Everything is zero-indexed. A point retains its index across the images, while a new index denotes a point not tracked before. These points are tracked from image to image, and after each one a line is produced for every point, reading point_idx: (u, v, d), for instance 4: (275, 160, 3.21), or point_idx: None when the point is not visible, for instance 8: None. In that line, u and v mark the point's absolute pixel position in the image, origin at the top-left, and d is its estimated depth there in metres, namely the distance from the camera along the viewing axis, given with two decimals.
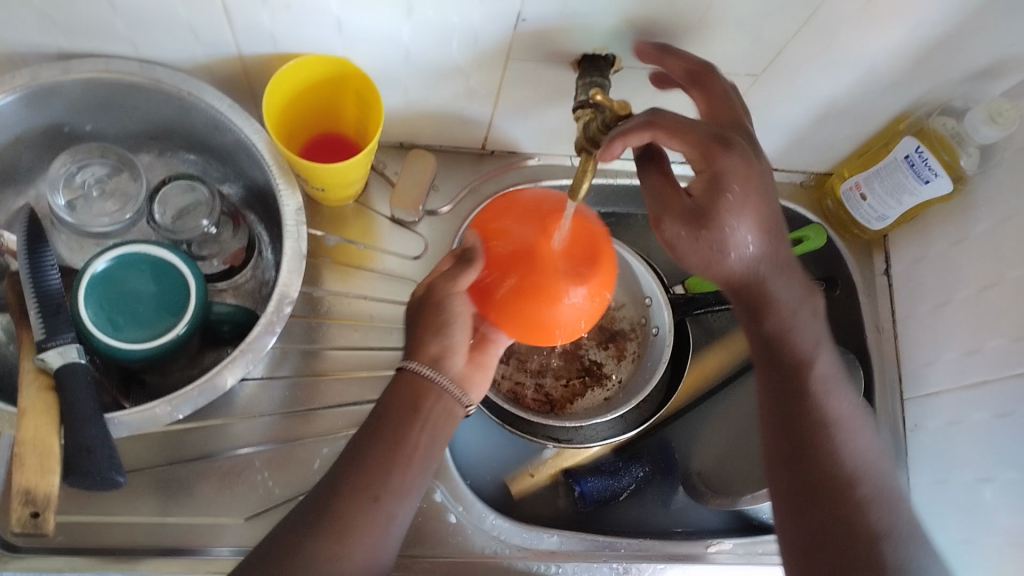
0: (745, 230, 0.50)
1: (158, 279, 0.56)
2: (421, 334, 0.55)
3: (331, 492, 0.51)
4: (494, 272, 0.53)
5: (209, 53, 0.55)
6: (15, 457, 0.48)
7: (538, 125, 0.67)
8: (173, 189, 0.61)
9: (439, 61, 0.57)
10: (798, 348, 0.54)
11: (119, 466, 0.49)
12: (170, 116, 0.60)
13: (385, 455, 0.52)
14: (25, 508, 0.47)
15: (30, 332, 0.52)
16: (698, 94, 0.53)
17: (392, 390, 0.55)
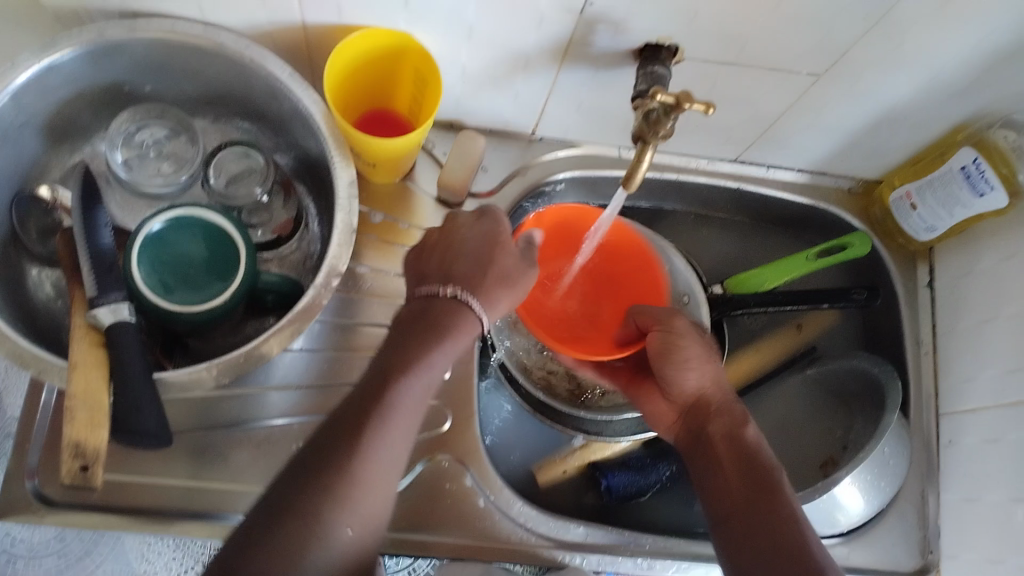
0: (693, 360, 0.63)
1: (210, 243, 0.56)
2: (490, 284, 0.53)
3: (319, 475, 0.45)
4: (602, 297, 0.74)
5: (275, 21, 0.56)
6: (66, 410, 0.48)
7: (591, 114, 0.67)
8: (229, 155, 0.61)
9: (499, 43, 0.57)
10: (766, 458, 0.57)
11: (165, 426, 0.50)
12: (228, 82, 0.60)
13: (384, 414, 0.47)
14: (75, 460, 0.48)
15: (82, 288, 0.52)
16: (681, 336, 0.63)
17: (434, 329, 0.50)
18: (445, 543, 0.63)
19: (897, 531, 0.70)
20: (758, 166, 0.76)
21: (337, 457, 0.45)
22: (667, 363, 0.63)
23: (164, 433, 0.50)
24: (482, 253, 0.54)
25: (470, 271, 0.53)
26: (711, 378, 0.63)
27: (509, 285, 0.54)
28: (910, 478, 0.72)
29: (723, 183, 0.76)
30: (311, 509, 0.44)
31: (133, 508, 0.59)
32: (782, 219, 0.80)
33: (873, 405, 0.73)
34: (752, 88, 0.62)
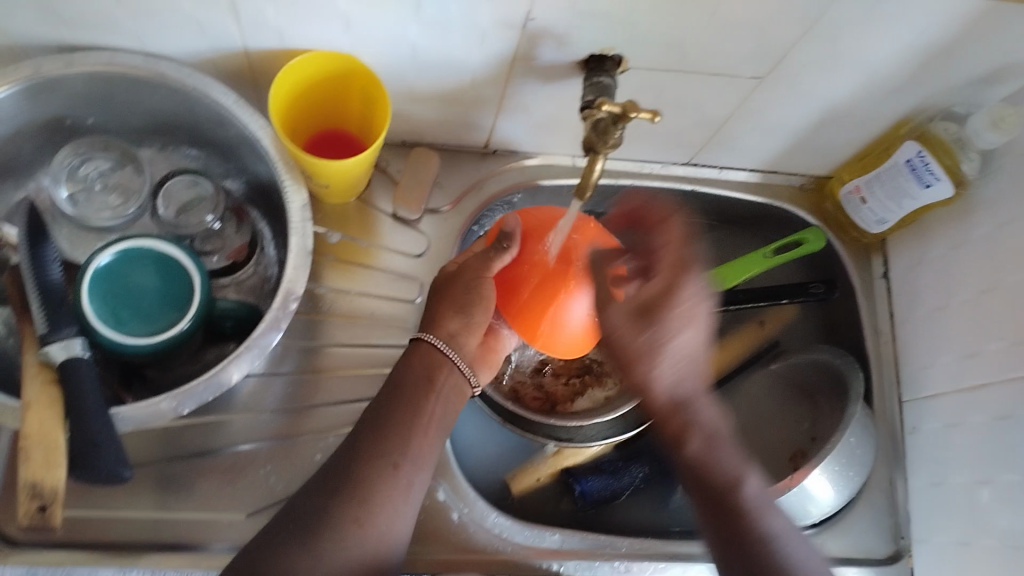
0: (690, 326, 0.51)
1: (162, 273, 0.56)
2: (442, 310, 0.58)
3: (334, 485, 0.51)
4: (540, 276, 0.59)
5: (217, 49, 0.55)
6: (21, 451, 0.47)
7: (542, 126, 0.67)
8: (177, 183, 0.61)
9: (444, 60, 0.57)
10: (722, 473, 0.53)
11: (125, 462, 0.50)
12: (173, 111, 0.60)
13: (391, 428, 0.54)
14: (32, 501, 0.47)
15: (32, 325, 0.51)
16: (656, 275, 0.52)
17: (419, 365, 0.57)
18: (419, 559, 0.63)
19: (866, 519, 0.71)
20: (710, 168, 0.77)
21: (350, 467, 0.52)
22: (663, 307, 0.50)
23: (124, 471, 0.49)
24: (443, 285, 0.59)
25: (430, 312, 0.59)
26: (690, 355, 0.52)
27: (462, 311, 0.58)
28: (877, 466, 0.73)
29: (678, 187, 0.77)
30: (325, 512, 0.50)
31: (99, 543, 0.58)
32: (737, 219, 0.81)
33: (836, 399, 0.74)
34: (699, 92, 0.63)
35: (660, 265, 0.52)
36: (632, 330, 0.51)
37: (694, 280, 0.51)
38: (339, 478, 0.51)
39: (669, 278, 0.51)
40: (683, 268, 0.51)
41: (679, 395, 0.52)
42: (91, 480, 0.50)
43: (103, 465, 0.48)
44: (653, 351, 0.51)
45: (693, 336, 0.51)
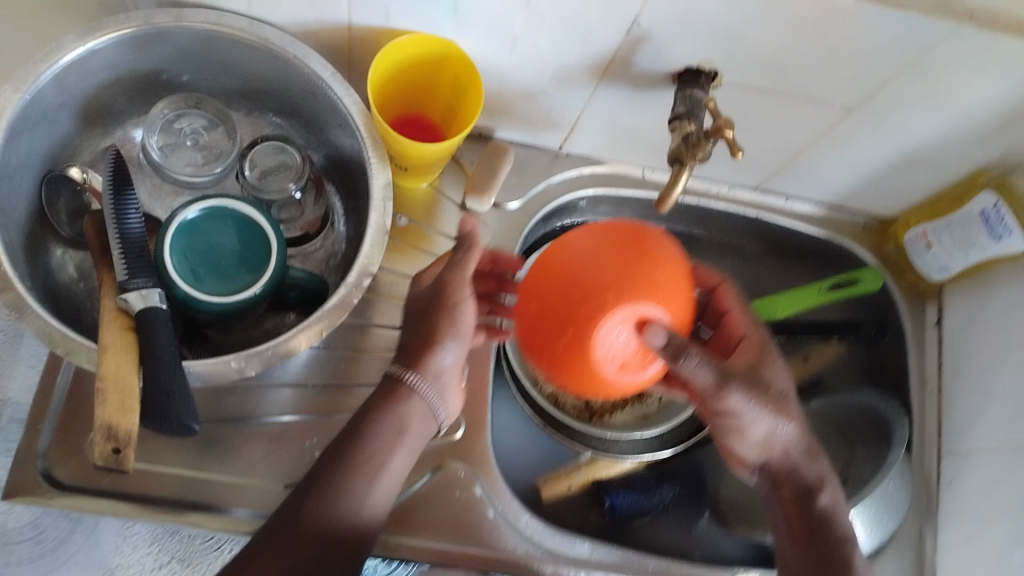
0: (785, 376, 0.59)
1: (242, 237, 0.57)
2: (422, 342, 0.55)
3: (296, 510, 0.51)
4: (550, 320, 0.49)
5: (321, 19, 0.57)
6: (98, 391, 0.47)
7: (621, 134, 0.68)
8: (263, 149, 0.62)
9: (541, 57, 0.58)
10: (820, 503, 0.58)
11: (196, 415, 0.50)
12: (267, 78, 0.61)
13: (351, 463, 0.53)
14: (107, 442, 0.47)
15: (111, 274, 0.52)
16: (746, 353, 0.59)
17: (377, 398, 0.55)
18: (447, 552, 0.62)
19: (893, 566, 0.70)
20: (776, 197, 0.78)
21: (314, 500, 0.51)
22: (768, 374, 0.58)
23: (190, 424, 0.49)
24: (422, 317, 0.56)
25: (414, 343, 0.56)
26: (785, 404, 0.57)
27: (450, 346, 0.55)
28: (910, 516, 0.72)
29: (741, 211, 0.78)
30: (286, 538, 0.50)
31: (137, 495, 0.58)
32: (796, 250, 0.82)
33: (876, 441, 0.74)
34: (785, 118, 0.63)
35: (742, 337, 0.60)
36: (770, 401, 0.56)
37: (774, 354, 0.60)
38: (296, 512, 0.51)
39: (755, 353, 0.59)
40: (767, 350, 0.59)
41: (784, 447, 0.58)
42: (158, 429, 0.50)
43: (174, 415, 0.48)
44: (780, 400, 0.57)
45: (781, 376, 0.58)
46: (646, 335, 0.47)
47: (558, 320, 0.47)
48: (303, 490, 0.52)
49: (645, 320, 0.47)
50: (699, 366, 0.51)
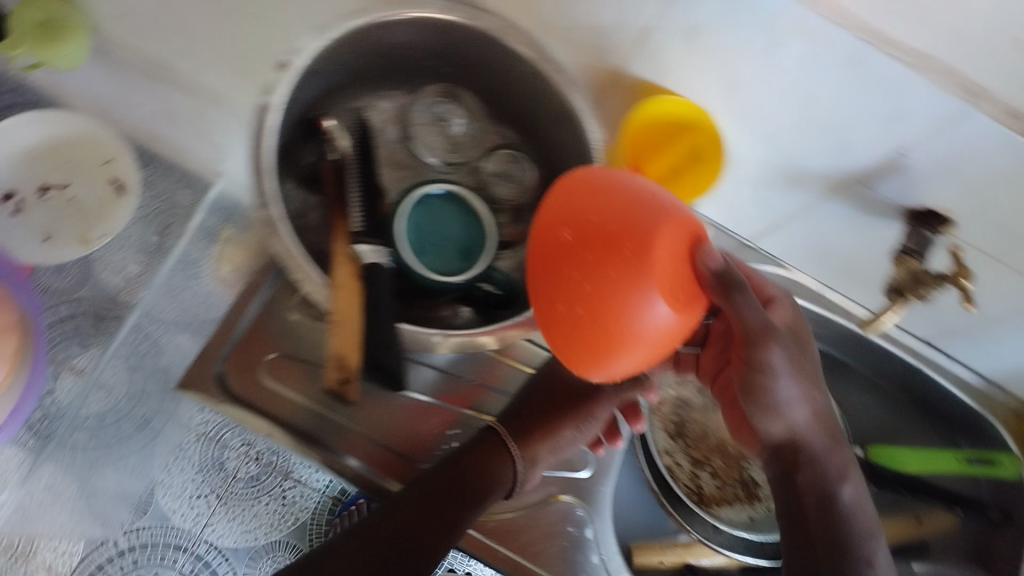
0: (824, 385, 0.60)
1: (466, 226, 0.63)
2: (536, 417, 0.69)
3: (388, 517, 0.62)
4: (593, 262, 0.44)
5: (593, 58, 0.59)
6: (329, 323, 0.56)
7: (819, 246, 0.70)
8: (500, 154, 0.70)
9: (786, 154, 0.60)
10: (851, 530, 0.58)
11: (400, 372, 0.60)
12: (520, 92, 0.65)
13: (440, 495, 0.63)
14: (337, 372, 0.59)
15: (344, 220, 0.59)
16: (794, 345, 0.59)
17: (479, 447, 0.67)
18: None
19: None
20: (941, 353, 0.79)
21: (406, 514, 0.62)
22: (807, 348, 0.60)
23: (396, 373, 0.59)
24: (548, 398, 0.71)
25: (532, 412, 0.70)
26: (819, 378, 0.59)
27: (557, 431, 0.70)
28: None
29: (902, 356, 0.79)
30: (375, 536, 0.62)
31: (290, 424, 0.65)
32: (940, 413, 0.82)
33: None
34: (987, 286, 0.65)
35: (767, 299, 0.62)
36: (807, 369, 0.58)
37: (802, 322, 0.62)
38: (388, 517, 0.62)
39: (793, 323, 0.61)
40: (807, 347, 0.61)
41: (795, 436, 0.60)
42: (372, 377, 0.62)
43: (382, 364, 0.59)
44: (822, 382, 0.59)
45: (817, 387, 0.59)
46: (701, 256, 0.46)
47: (629, 255, 0.43)
48: (397, 505, 0.63)
49: (682, 241, 0.45)
50: (750, 306, 0.50)
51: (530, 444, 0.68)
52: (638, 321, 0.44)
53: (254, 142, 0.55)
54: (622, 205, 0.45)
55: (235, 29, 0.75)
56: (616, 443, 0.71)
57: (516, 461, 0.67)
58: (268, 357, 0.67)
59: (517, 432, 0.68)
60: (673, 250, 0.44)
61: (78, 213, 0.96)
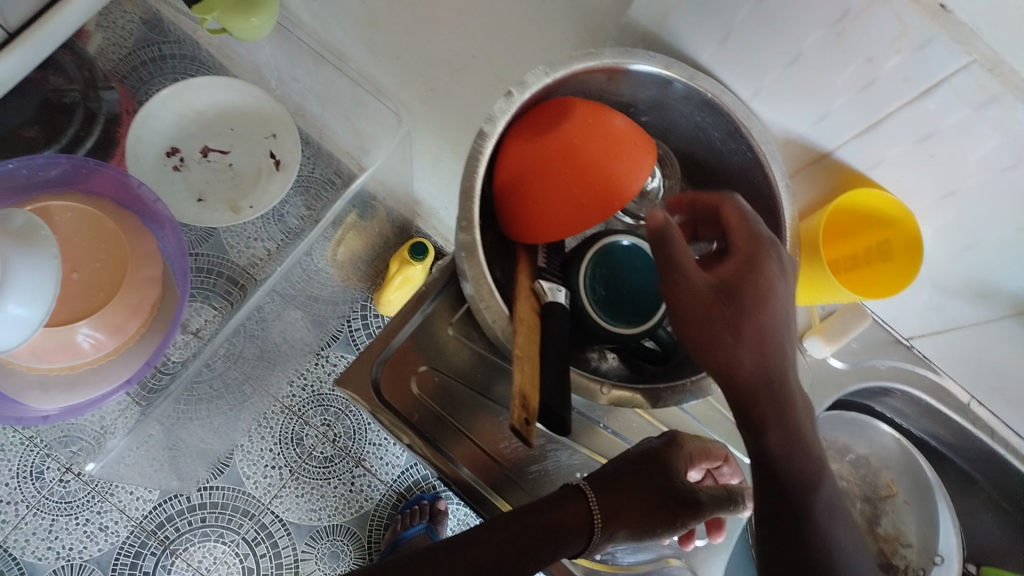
0: (772, 278, 0.54)
1: (643, 279, 0.63)
2: (629, 481, 0.63)
3: (448, 547, 0.61)
4: (512, 187, 0.62)
5: (808, 135, 0.62)
6: (514, 357, 0.53)
7: (980, 359, 0.71)
8: None
9: (980, 263, 0.61)
10: (765, 408, 0.52)
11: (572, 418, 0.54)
12: (722, 154, 0.68)
13: (499, 536, 0.60)
14: (520, 410, 0.52)
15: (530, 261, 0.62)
16: (745, 286, 0.53)
17: (558, 496, 0.62)
18: None
19: None
20: None
21: (465, 545, 0.61)
22: (747, 291, 0.53)
23: (569, 428, 0.55)
24: (650, 467, 0.64)
25: (624, 476, 0.63)
26: (774, 341, 0.53)
27: (648, 508, 0.62)
28: None
29: None
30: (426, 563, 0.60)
31: (434, 440, 0.68)
32: None
33: None
34: None
35: (737, 246, 0.55)
36: (709, 300, 0.52)
37: (771, 255, 0.55)
38: (445, 548, 0.61)
39: (747, 255, 0.54)
40: (751, 258, 0.54)
41: (761, 361, 0.52)
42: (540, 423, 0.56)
43: (558, 408, 0.54)
44: (739, 324, 0.52)
45: (750, 277, 0.53)
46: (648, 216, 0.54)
47: (524, 182, 0.61)
48: (459, 540, 0.62)
49: (544, 116, 0.61)
50: (693, 294, 0.52)
51: (614, 511, 0.62)
52: (571, 209, 0.61)
53: (470, 159, 0.58)
54: (524, 132, 0.61)
55: (461, 36, 0.80)
56: (714, 535, 0.69)
57: (593, 524, 0.61)
58: (419, 370, 0.69)
59: (605, 501, 0.62)
60: (528, 132, 0.61)
61: (234, 181, 1.01)
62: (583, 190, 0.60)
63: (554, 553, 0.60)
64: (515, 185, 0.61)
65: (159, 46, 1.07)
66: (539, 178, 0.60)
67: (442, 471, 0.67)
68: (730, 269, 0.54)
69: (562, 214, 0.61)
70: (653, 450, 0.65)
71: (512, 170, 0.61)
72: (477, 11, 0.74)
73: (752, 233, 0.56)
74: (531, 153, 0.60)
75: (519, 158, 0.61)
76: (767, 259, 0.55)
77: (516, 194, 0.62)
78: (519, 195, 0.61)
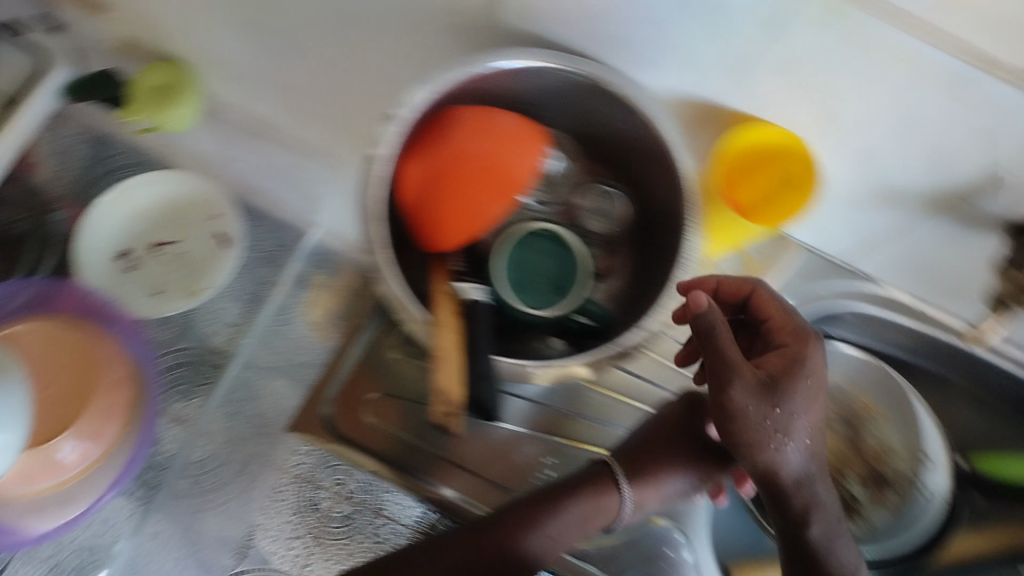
0: (812, 371, 0.58)
1: (554, 261, 0.68)
2: (651, 452, 0.66)
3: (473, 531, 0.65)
4: (421, 203, 0.63)
5: (685, 89, 0.63)
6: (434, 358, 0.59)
7: (917, 264, 0.71)
8: (591, 193, 0.74)
9: (878, 171, 0.62)
10: (800, 503, 0.58)
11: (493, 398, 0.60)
12: (615, 129, 0.68)
13: (522, 519, 0.64)
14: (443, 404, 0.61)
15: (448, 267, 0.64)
16: (784, 379, 0.57)
17: (587, 477, 0.66)
18: None
19: None
20: None
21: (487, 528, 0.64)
22: (791, 386, 0.57)
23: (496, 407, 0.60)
24: (672, 435, 0.67)
25: (648, 448, 0.67)
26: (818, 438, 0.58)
27: (672, 475, 0.66)
28: None
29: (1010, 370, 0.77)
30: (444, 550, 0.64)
31: (400, 463, 0.70)
32: None
33: None
34: None
35: (788, 342, 0.60)
36: (766, 399, 0.55)
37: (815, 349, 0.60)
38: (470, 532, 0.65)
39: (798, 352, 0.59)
40: (796, 354, 0.59)
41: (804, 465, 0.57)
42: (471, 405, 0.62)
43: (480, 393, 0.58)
44: (790, 420, 0.56)
45: (789, 368, 0.58)
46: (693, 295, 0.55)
47: (438, 196, 0.63)
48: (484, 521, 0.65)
49: (425, 130, 0.61)
50: (741, 391, 0.55)
51: (638, 483, 0.66)
52: (488, 201, 0.65)
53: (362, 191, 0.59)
54: (415, 153, 0.61)
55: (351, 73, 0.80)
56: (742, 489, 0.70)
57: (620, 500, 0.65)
58: (371, 397, 0.72)
59: (632, 466, 0.66)
60: (419, 152, 0.61)
61: (184, 267, 0.96)
62: (496, 182, 0.64)
63: (582, 527, 0.64)
64: (426, 201, 0.63)
65: (106, 161, 1.00)
66: (450, 186, 0.63)
67: (414, 489, 0.69)
68: (773, 363, 0.58)
69: (482, 208, 0.64)
70: (672, 415, 0.68)
71: (417, 190, 0.62)
72: (351, 54, 0.74)
73: (801, 330, 0.61)
74: (433, 167, 0.62)
75: (420, 176, 0.62)
76: (801, 347, 0.60)
77: (425, 206, 0.63)
78: (433, 207, 0.63)
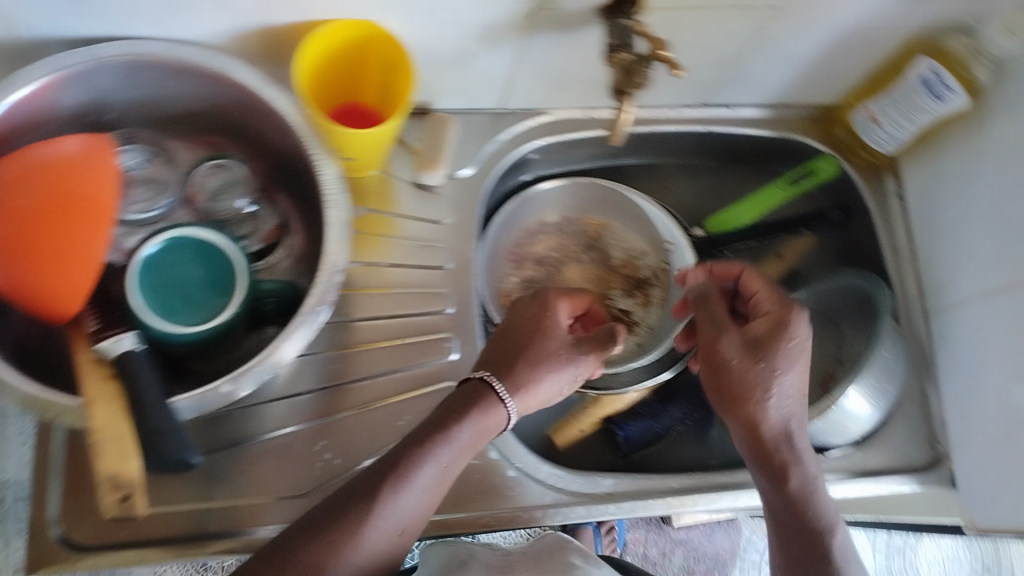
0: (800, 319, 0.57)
1: (204, 262, 0.58)
2: (513, 351, 0.57)
3: (346, 506, 0.50)
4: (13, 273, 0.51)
5: (234, 26, 0.56)
6: (92, 445, 0.48)
7: (563, 79, 0.69)
8: (202, 170, 0.62)
9: (462, 22, 0.58)
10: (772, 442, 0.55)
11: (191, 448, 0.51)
12: (196, 98, 0.60)
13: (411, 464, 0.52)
14: (114, 492, 0.48)
15: (83, 328, 0.52)
16: (783, 333, 0.56)
17: (461, 394, 0.56)
18: (478, 518, 0.65)
19: (903, 435, 0.73)
20: (721, 107, 0.78)
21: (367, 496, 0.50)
22: (781, 345, 0.55)
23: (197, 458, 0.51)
24: (529, 325, 0.59)
25: (513, 345, 0.58)
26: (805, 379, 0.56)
27: (554, 360, 0.57)
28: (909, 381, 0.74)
29: (692, 129, 0.78)
30: (316, 551, 0.48)
31: (160, 539, 0.58)
32: (746, 155, 0.82)
33: (863, 319, 0.75)
34: (716, 28, 0.64)
35: (769, 308, 0.58)
36: (746, 354, 0.55)
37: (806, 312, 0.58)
38: (349, 504, 0.50)
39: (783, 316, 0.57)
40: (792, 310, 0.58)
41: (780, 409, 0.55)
42: (162, 467, 0.51)
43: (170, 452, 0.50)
44: (770, 372, 0.54)
45: (780, 324, 0.56)
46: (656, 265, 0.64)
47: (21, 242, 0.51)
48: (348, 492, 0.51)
49: None
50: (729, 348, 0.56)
51: (521, 374, 0.56)
52: (80, 212, 0.53)
53: None
54: None
55: None
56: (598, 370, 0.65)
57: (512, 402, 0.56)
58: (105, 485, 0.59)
59: (505, 368, 0.57)
60: None
61: None
62: (73, 189, 0.54)
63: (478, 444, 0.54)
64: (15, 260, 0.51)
65: None
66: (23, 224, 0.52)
67: (203, 557, 0.58)
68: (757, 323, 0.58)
69: (77, 221, 0.53)
70: (518, 313, 0.60)
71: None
72: None
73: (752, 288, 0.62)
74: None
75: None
76: (788, 307, 0.58)
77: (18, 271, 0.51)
78: (26, 262, 0.51)
